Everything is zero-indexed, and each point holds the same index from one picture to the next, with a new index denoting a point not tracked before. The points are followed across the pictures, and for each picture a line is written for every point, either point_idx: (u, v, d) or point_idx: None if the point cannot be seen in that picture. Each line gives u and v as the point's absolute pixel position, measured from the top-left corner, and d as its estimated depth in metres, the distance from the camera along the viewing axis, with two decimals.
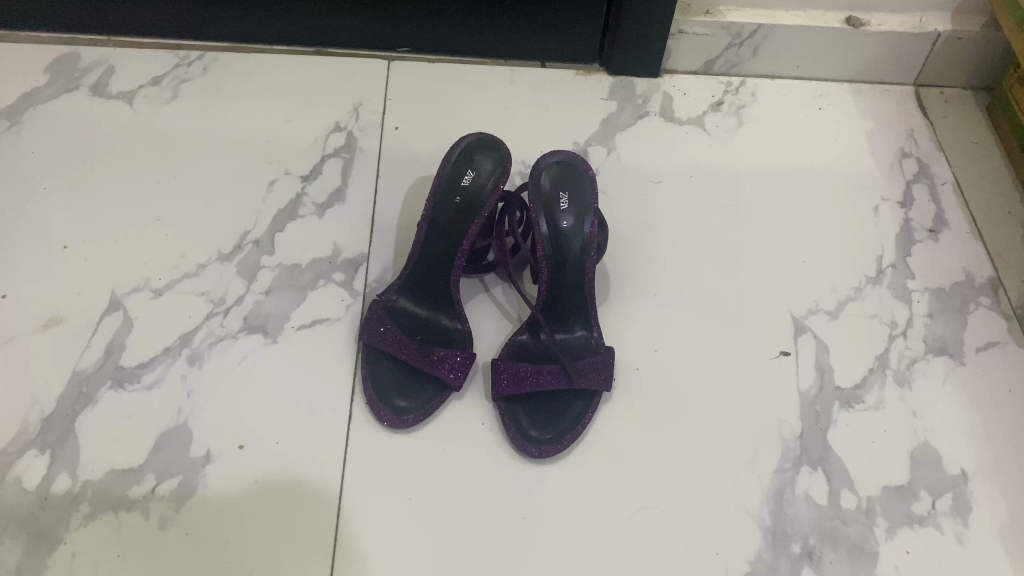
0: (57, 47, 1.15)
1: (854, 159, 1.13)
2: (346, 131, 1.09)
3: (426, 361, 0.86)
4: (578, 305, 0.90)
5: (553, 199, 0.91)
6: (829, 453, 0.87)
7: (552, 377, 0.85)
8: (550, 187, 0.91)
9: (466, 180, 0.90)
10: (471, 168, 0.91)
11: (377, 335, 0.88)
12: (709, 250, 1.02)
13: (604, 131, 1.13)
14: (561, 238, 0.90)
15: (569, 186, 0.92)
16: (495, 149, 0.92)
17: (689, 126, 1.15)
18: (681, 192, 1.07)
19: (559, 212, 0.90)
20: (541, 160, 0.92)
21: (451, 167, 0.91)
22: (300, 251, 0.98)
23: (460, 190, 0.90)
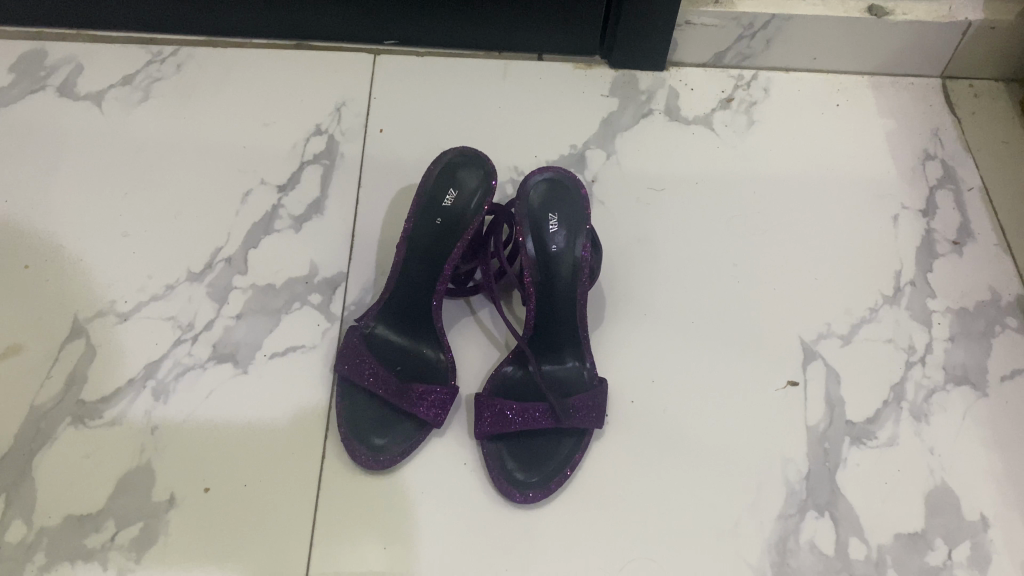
0: (23, 42, 1.08)
1: (874, 162, 1.05)
2: (327, 136, 1.03)
3: (404, 398, 0.80)
4: (569, 334, 0.84)
5: (542, 219, 0.84)
6: (837, 497, 0.81)
7: (539, 416, 0.79)
8: (539, 206, 0.84)
9: (448, 199, 0.84)
10: (453, 186, 0.85)
11: (352, 368, 0.82)
12: (713, 269, 0.95)
13: (603, 132, 1.05)
14: (551, 263, 0.83)
15: (560, 205, 0.85)
16: (479, 165, 0.85)
17: (696, 126, 1.07)
18: (685, 201, 1.00)
19: (548, 234, 0.84)
20: (528, 177, 0.85)
21: (431, 186, 0.85)
22: (275, 271, 0.92)
23: (441, 211, 0.84)
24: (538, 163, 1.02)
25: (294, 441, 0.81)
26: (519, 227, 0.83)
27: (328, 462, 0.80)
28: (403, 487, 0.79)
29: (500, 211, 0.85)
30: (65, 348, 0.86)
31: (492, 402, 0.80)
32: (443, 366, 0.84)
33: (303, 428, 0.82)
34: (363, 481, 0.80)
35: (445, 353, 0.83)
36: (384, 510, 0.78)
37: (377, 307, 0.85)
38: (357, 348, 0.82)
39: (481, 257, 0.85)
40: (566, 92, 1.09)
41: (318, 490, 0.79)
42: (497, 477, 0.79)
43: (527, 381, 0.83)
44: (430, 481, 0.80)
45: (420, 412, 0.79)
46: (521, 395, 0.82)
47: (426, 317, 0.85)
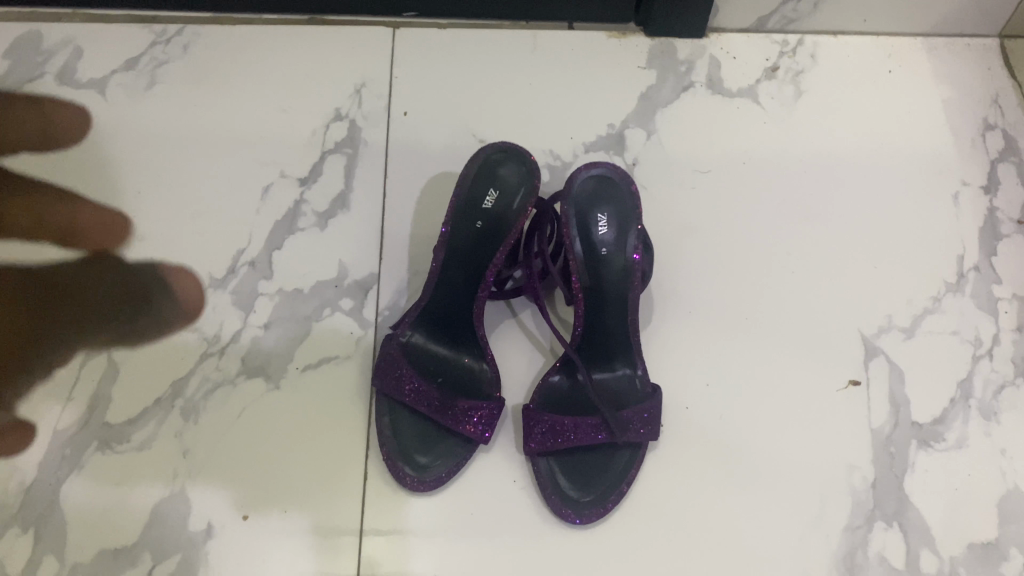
0: (16, 25, 1.00)
1: (933, 134, 0.98)
2: (348, 121, 0.96)
3: (450, 414, 0.75)
4: (620, 341, 0.79)
5: (590, 219, 0.79)
6: (905, 505, 0.78)
7: (593, 431, 0.75)
8: (586, 205, 0.79)
9: (488, 201, 0.79)
10: (493, 186, 0.80)
11: (390, 385, 0.76)
12: (766, 259, 0.90)
13: (642, 108, 0.98)
14: (600, 265, 0.78)
15: (608, 203, 0.79)
16: (520, 161, 0.80)
17: (741, 99, 0.99)
18: (733, 183, 0.94)
19: (597, 234, 0.79)
20: (575, 174, 0.79)
21: (470, 186, 0.79)
22: (302, 274, 0.86)
23: (482, 213, 0.79)
24: (574, 146, 0.95)
25: (336, 462, 0.77)
26: (566, 228, 0.78)
27: (371, 483, 0.76)
28: (453, 507, 0.76)
29: (544, 210, 0.80)
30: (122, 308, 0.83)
31: (544, 417, 0.75)
32: (487, 377, 0.79)
33: (343, 447, 0.78)
34: (412, 503, 0.76)
35: (488, 363, 0.79)
36: (435, 534, 0.75)
37: (415, 313, 0.79)
38: (397, 360, 0.77)
39: (525, 259, 0.80)
40: (598, 63, 1.01)
41: (362, 513, 0.75)
42: (551, 496, 0.75)
43: (577, 390, 0.78)
44: (480, 501, 0.76)
45: (468, 429, 0.75)
46: (572, 407, 0.77)
47: (468, 324, 0.80)
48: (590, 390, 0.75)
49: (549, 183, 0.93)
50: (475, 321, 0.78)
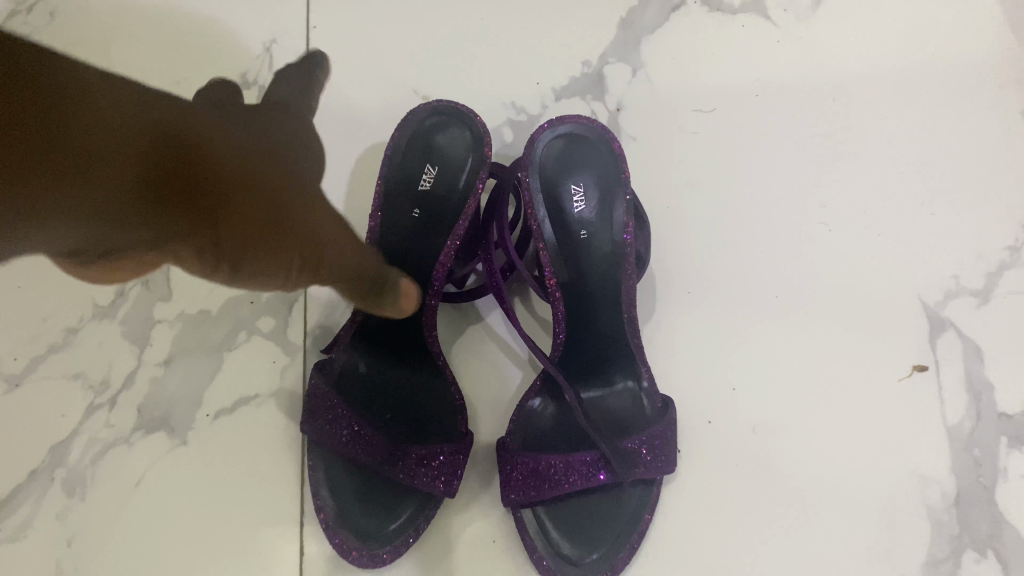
0: None
1: (999, 36, 0.76)
2: (257, 87, 0.75)
3: (401, 464, 0.57)
4: (616, 348, 0.61)
5: (561, 194, 0.61)
6: (1000, 526, 0.60)
7: (589, 473, 0.57)
8: (555, 176, 0.61)
9: (425, 183, 0.61)
10: (431, 161, 0.62)
11: (322, 431, 0.58)
12: (793, 218, 0.71)
13: (623, 37, 0.77)
14: (580, 251, 0.61)
15: (584, 169, 0.61)
16: (463, 127, 0.62)
17: (746, 16, 0.78)
18: (743, 123, 0.74)
19: (573, 212, 0.61)
20: (536, 135, 0.61)
21: (401, 163, 0.62)
22: (207, 290, 0.67)
23: (419, 196, 0.61)
24: (542, 92, 0.75)
25: (270, 536, 0.61)
26: (530, 209, 0.59)
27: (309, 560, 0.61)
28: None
29: (502, 184, 0.61)
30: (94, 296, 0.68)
31: (526, 459, 0.58)
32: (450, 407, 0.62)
33: (271, 514, 0.62)
34: None
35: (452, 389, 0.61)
36: None
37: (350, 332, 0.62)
38: (330, 397, 0.59)
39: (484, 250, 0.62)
40: None
41: None
42: (541, 559, 0.58)
43: (566, 417, 0.61)
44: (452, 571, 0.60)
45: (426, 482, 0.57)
46: (561, 439, 0.60)
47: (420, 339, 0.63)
48: (581, 420, 0.57)
49: (514, 143, 0.74)
50: (427, 336, 0.60)
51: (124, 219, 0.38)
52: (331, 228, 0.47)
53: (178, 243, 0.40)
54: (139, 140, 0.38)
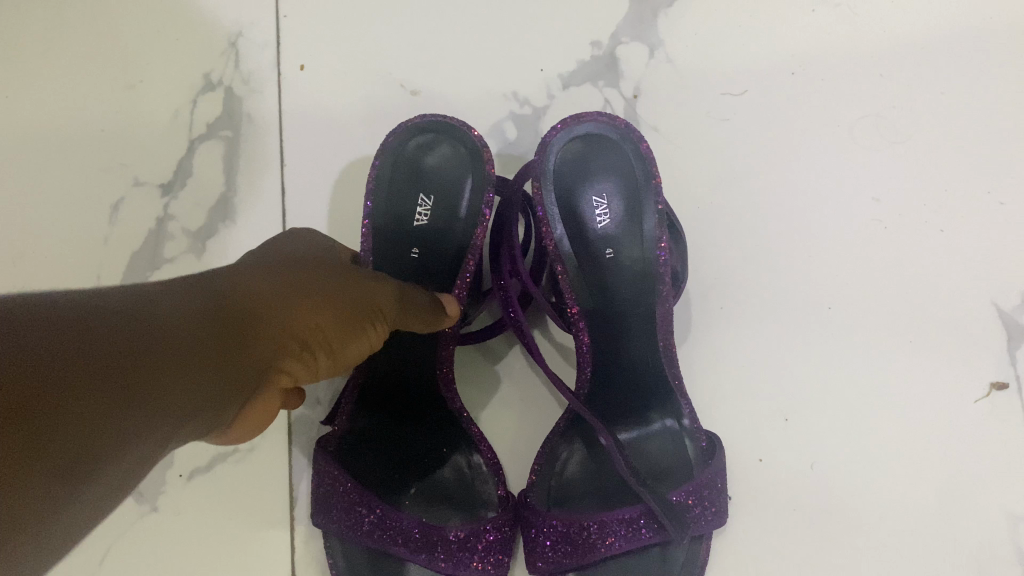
0: None
1: None
2: (223, 88, 0.67)
3: (440, 551, 0.49)
4: (652, 383, 0.53)
5: (582, 206, 0.52)
6: None
7: (628, 534, 0.49)
8: (572, 185, 0.52)
9: (421, 217, 0.54)
10: (424, 190, 0.54)
11: (335, 513, 0.50)
12: (845, 214, 0.62)
13: (634, 13, 0.66)
14: (606, 272, 0.52)
15: (607, 175, 0.52)
16: (452, 146, 0.54)
17: None
18: (781, 104, 0.64)
19: (595, 227, 0.52)
20: (550, 137, 0.52)
21: (391, 197, 0.54)
22: None
23: (418, 234, 0.54)
24: (547, 80, 0.66)
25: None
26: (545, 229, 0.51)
27: None
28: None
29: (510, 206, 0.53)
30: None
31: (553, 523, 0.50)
32: (477, 463, 0.54)
33: None
34: None
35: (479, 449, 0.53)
36: None
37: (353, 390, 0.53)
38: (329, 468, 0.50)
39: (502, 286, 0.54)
40: None
41: None
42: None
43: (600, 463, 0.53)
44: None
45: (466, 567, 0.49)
46: (593, 491, 0.52)
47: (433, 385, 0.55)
48: (622, 469, 0.49)
49: (518, 141, 0.65)
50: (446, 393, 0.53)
51: (204, 408, 0.34)
52: (368, 304, 0.44)
53: (281, 370, 0.40)
54: (213, 327, 0.35)
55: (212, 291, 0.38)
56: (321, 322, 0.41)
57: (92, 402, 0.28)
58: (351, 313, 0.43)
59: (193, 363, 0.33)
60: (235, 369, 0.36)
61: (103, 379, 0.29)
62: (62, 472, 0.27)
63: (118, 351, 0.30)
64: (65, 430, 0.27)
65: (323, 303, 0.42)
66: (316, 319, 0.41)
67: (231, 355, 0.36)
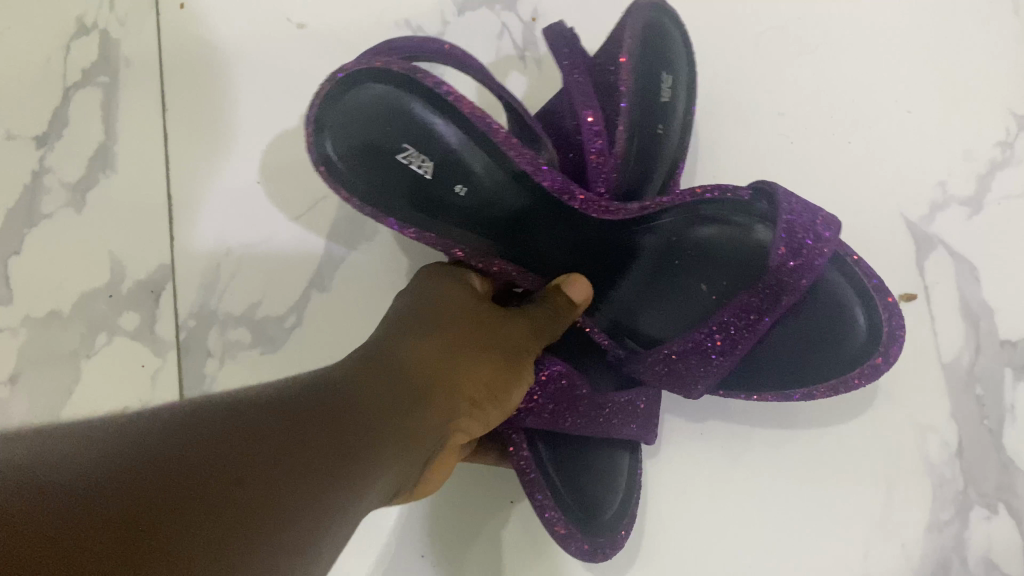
0: None
1: None
2: (96, 30, 0.62)
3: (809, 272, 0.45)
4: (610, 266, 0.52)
5: (647, 95, 0.53)
6: (1011, 476, 0.54)
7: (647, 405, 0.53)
8: (643, 72, 0.53)
9: (411, 165, 0.47)
10: (400, 150, 0.46)
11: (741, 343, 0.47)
12: (751, 132, 0.60)
13: None
14: (662, 147, 0.53)
15: (666, 61, 0.55)
16: (324, 147, 0.47)
17: None
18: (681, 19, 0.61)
19: (662, 98, 0.54)
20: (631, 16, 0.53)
21: (366, 193, 0.48)
22: (56, 286, 0.58)
23: (442, 198, 0.49)
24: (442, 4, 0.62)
25: None
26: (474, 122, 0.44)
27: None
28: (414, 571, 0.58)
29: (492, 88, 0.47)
30: (394, 448, 0.37)
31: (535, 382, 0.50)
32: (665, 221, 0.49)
33: None
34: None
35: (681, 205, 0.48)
36: None
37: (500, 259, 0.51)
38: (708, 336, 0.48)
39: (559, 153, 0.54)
40: None
41: None
42: (846, 379, 0.49)
43: (663, 300, 0.51)
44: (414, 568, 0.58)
45: (880, 362, 0.48)
46: (664, 329, 0.51)
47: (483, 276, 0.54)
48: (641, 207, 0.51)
49: None
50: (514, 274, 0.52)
51: (369, 430, 0.36)
52: (507, 335, 0.46)
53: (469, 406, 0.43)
54: (346, 386, 0.38)
55: (376, 369, 0.40)
56: (481, 363, 0.44)
57: (300, 425, 0.33)
58: (479, 303, 0.47)
59: (340, 409, 0.36)
60: (415, 400, 0.40)
61: (250, 450, 0.30)
62: (301, 472, 0.31)
63: (290, 425, 0.33)
64: (298, 445, 0.32)
65: (478, 351, 0.44)
66: (478, 362, 0.44)
67: (397, 391, 0.40)
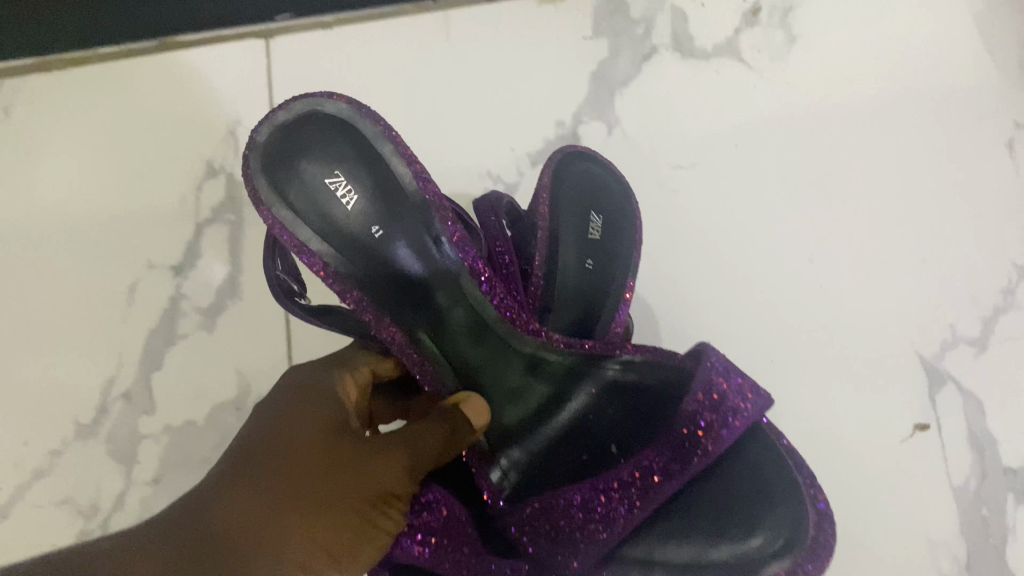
0: None
1: (974, 63, 0.75)
2: (224, 175, 0.74)
3: (718, 422, 0.51)
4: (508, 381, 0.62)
5: (572, 220, 0.65)
6: None
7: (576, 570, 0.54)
8: (573, 207, 0.65)
9: (343, 199, 0.58)
10: (331, 177, 0.57)
11: (652, 487, 0.52)
12: (784, 275, 0.70)
13: (597, 95, 0.77)
14: (585, 273, 0.64)
15: (602, 202, 0.67)
16: (255, 152, 0.56)
17: (719, 60, 0.77)
18: (722, 176, 0.73)
19: (590, 234, 0.65)
20: (559, 155, 0.66)
21: (284, 210, 0.56)
22: (191, 399, 0.69)
23: (359, 242, 0.58)
24: (518, 159, 0.76)
25: None
26: (409, 169, 0.58)
27: None
28: None
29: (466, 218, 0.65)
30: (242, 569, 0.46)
31: (415, 509, 0.55)
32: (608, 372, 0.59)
33: None
34: None
35: (616, 357, 0.57)
36: None
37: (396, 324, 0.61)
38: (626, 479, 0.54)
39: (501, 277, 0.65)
40: (534, 35, 0.79)
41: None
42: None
43: (564, 429, 0.60)
44: None
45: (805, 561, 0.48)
46: (548, 461, 0.60)
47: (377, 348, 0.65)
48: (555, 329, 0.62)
49: None
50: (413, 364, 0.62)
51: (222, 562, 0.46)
52: (378, 480, 0.51)
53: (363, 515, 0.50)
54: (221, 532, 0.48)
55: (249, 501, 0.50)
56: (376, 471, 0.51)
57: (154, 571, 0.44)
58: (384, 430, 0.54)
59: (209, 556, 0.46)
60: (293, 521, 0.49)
61: None
62: None
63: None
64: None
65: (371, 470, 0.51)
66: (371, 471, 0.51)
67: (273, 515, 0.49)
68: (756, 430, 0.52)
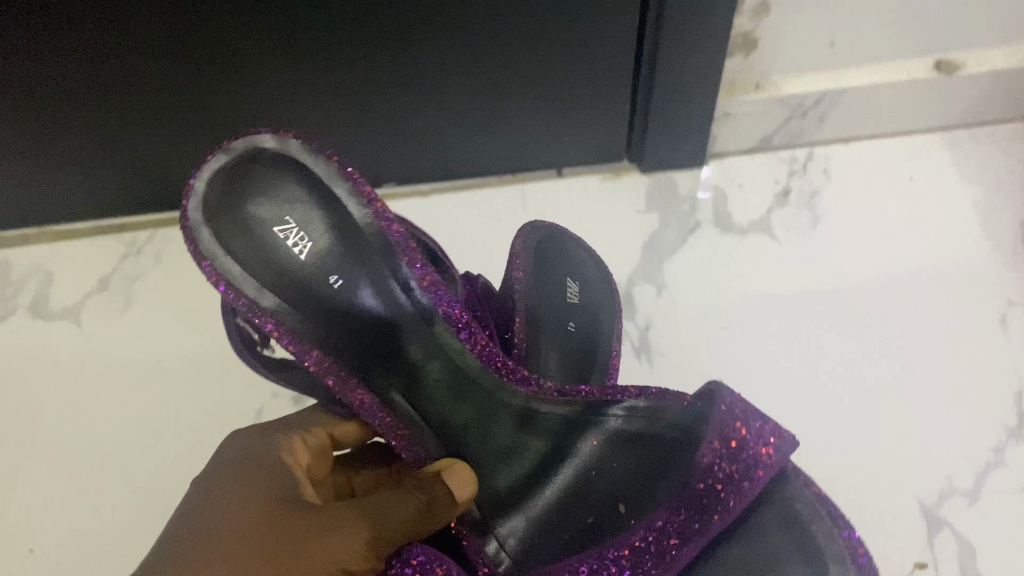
0: (16, 256, 0.99)
1: (966, 247, 0.90)
2: None
3: (738, 470, 0.50)
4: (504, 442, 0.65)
5: (556, 282, 0.78)
6: None
7: None
8: (556, 272, 0.78)
9: (296, 247, 0.62)
10: (282, 226, 0.62)
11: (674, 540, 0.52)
12: (805, 424, 0.82)
13: (650, 260, 0.92)
14: (567, 326, 0.76)
15: (576, 271, 0.81)
16: (197, 204, 0.61)
17: (754, 234, 0.93)
18: (755, 337, 0.86)
19: (569, 295, 0.78)
20: (535, 226, 0.81)
21: (231, 266, 0.62)
22: None
23: (315, 291, 0.63)
24: None
25: None
26: (372, 212, 0.63)
27: None
28: None
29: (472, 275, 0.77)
30: None
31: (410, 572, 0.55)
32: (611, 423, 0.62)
33: None
34: None
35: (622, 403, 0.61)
36: None
37: (366, 388, 0.66)
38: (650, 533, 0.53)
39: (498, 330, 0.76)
40: (599, 211, 0.96)
41: None
42: None
43: (568, 490, 0.62)
44: None
45: None
46: (551, 526, 0.61)
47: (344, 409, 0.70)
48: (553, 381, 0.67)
49: None
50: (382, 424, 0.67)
51: None
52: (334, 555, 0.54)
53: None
54: None
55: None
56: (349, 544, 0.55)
57: None
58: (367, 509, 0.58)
59: None
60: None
61: None
62: None
63: None
64: None
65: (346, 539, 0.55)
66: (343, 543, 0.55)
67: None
68: (784, 477, 0.52)
